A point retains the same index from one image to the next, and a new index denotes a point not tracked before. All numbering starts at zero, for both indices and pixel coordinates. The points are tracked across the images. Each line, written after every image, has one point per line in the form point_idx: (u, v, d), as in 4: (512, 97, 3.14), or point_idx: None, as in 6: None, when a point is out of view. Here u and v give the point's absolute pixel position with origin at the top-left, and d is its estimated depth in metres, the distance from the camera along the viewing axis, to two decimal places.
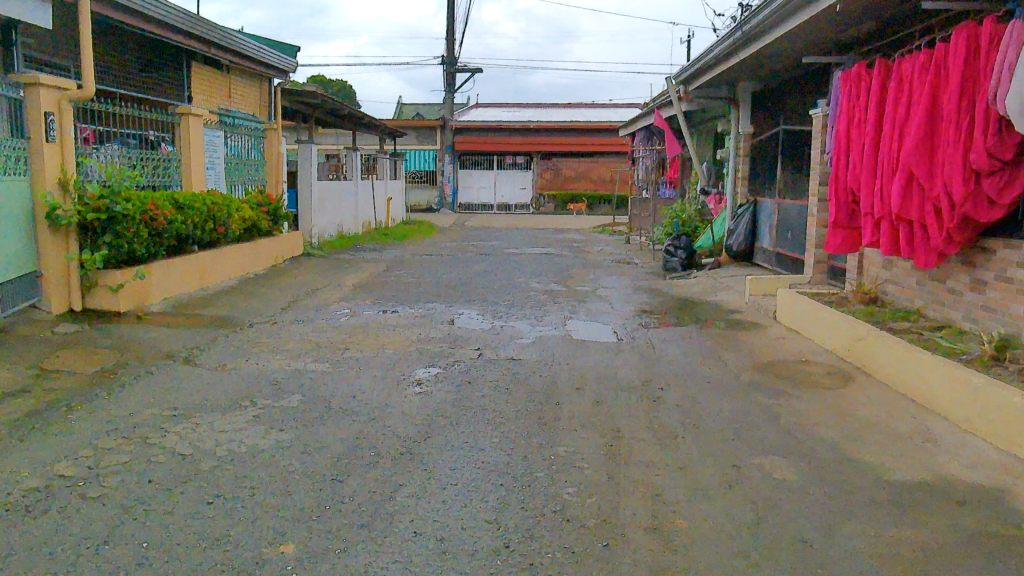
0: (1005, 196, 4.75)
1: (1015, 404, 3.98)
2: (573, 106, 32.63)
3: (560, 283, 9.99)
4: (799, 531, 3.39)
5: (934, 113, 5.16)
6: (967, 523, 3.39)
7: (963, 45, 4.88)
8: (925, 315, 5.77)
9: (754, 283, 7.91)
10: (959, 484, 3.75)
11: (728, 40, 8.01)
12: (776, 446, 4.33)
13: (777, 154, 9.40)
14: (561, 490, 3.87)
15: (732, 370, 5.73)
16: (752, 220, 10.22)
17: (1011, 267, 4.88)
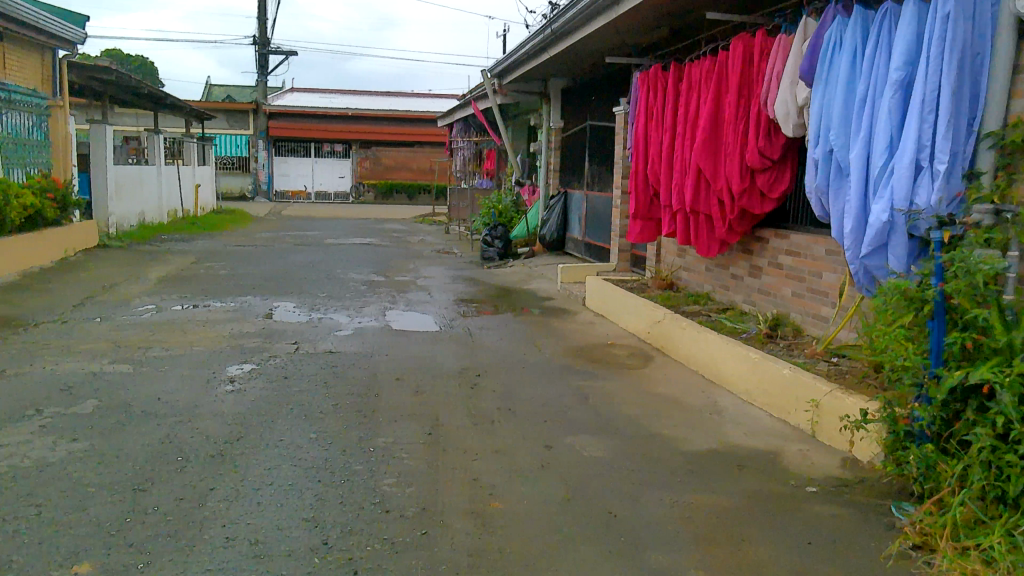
0: (774, 190, 5.33)
1: (784, 374, 4.51)
2: (392, 95, 32.31)
3: (382, 273, 9.91)
4: (606, 504, 3.64)
5: (717, 113, 5.67)
6: (746, 484, 3.81)
7: (740, 53, 5.41)
8: (713, 298, 6.35)
9: (566, 272, 8.30)
10: (740, 449, 4.20)
11: (538, 37, 8.28)
12: (585, 426, 4.60)
13: (585, 149, 9.88)
14: (380, 482, 3.88)
15: (546, 355, 5.99)
16: (563, 211, 10.69)
17: (780, 255, 5.49)
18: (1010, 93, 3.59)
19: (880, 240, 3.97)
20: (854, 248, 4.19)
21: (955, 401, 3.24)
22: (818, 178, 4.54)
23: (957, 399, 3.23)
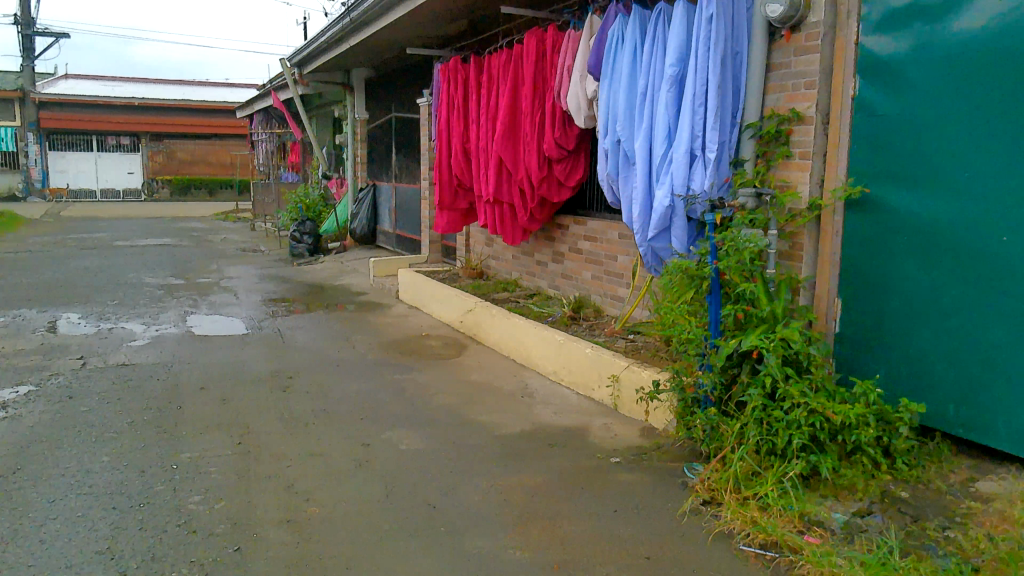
0: (571, 179, 5.60)
1: (586, 353, 4.76)
2: (185, 83, 30.14)
3: (181, 276, 9.24)
4: (425, 497, 3.66)
5: (515, 105, 5.85)
6: (556, 461, 3.98)
7: (534, 46, 5.61)
8: (520, 284, 6.56)
9: (378, 265, 8.20)
10: (550, 428, 4.38)
11: (337, 25, 8.06)
12: (401, 420, 4.59)
13: (391, 140, 9.80)
14: (185, 501, 3.63)
15: (360, 351, 5.89)
16: (372, 203, 10.54)
17: (579, 240, 5.77)
18: (764, 88, 4.01)
19: (664, 224, 4.29)
20: (642, 232, 4.49)
21: (731, 365, 3.56)
22: (608, 167, 4.81)
23: (733, 363, 3.55)
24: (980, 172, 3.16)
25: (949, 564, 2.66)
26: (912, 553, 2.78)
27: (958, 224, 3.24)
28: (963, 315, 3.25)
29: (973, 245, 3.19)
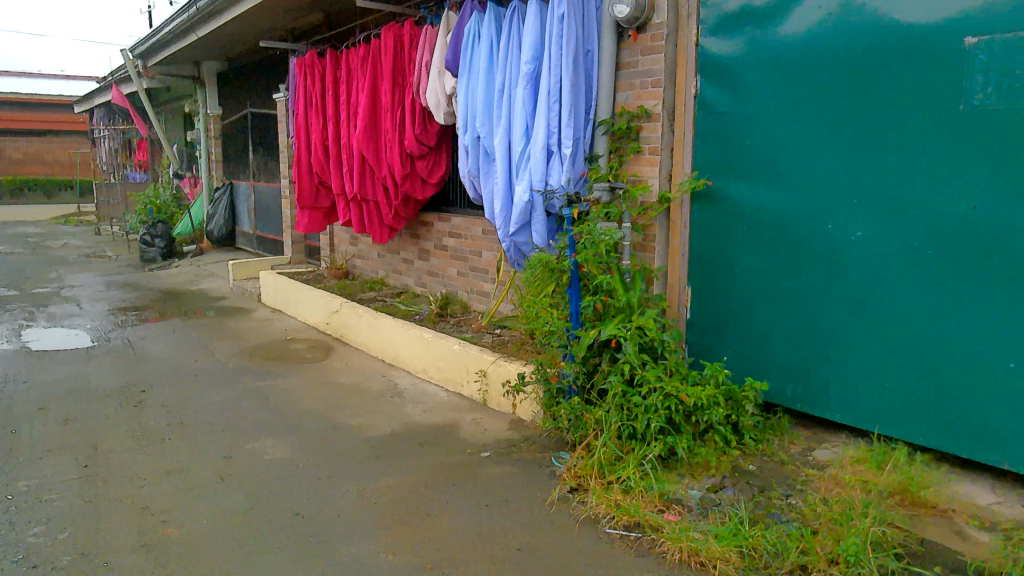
0: (433, 175, 5.59)
1: (454, 350, 4.77)
2: (13, 75, 27.58)
3: (15, 286, 8.47)
4: (292, 507, 3.54)
5: (375, 101, 5.76)
6: (428, 459, 3.95)
7: (391, 42, 5.55)
8: (387, 283, 6.49)
9: (237, 268, 7.87)
10: (419, 426, 4.35)
11: (182, 15, 7.63)
12: (264, 429, 4.42)
13: (247, 137, 9.41)
14: (24, 534, 3.33)
15: (220, 360, 5.63)
16: (229, 203, 10.10)
17: (444, 237, 5.76)
18: (615, 85, 4.15)
19: (525, 219, 4.36)
20: (504, 227, 4.55)
21: (592, 355, 3.65)
22: (469, 163, 4.84)
23: (594, 353, 3.65)
24: (803, 164, 3.42)
25: (791, 529, 2.81)
26: (759, 521, 2.91)
27: (787, 212, 3.50)
28: (794, 296, 3.51)
29: (800, 232, 3.46)
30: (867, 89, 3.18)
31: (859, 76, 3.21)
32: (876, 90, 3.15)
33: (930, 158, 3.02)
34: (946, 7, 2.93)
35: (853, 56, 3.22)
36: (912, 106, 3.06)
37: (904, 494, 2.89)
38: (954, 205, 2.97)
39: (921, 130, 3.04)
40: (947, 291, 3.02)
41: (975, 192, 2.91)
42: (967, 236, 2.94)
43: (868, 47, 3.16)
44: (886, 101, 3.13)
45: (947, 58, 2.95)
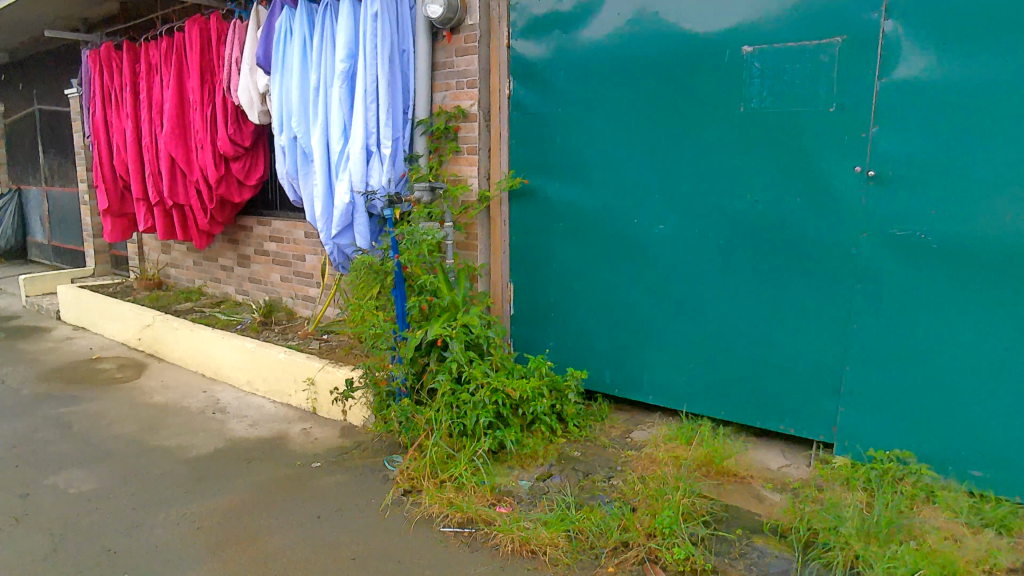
0: (250, 177, 5.34)
1: (279, 358, 4.59)
2: None
3: None
4: (103, 541, 3.22)
5: (182, 98, 5.42)
6: (255, 474, 3.75)
7: (196, 36, 5.24)
8: (205, 292, 6.13)
9: (30, 283, 7.11)
10: (246, 441, 4.15)
11: None
12: (68, 459, 4.03)
13: (36, 138, 8.52)
14: None
15: (12, 387, 5.05)
16: (18, 212, 9.10)
17: (264, 242, 5.53)
18: (431, 86, 4.16)
19: (347, 221, 4.28)
20: (326, 230, 4.44)
21: (421, 355, 3.65)
22: (286, 164, 4.68)
23: (423, 353, 3.65)
24: (609, 162, 3.63)
25: (614, 509, 2.94)
26: (585, 505, 3.00)
27: (597, 208, 3.69)
28: (607, 287, 3.71)
29: (608, 227, 3.66)
30: (660, 92, 3.42)
31: (652, 80, 3.44)
32: (668, 93, 3.40)
33: (717, 155, 3.30)
34: (723, 18, 3.20)
35: (647, 61, 3.44)
36: (699, 107, 3.32)
37: (710, 465, 3.12)
38: (738, 197, 3.26)
39: (708, 130, 3.31)
40: (735, 276, 3.31)
41: (752, 186, 3.22)
42: (750, 226, 3.24)
43: (660, 53, 3.40)
44: (677, 103, 3.38)
45: (727, 63, 3.22)
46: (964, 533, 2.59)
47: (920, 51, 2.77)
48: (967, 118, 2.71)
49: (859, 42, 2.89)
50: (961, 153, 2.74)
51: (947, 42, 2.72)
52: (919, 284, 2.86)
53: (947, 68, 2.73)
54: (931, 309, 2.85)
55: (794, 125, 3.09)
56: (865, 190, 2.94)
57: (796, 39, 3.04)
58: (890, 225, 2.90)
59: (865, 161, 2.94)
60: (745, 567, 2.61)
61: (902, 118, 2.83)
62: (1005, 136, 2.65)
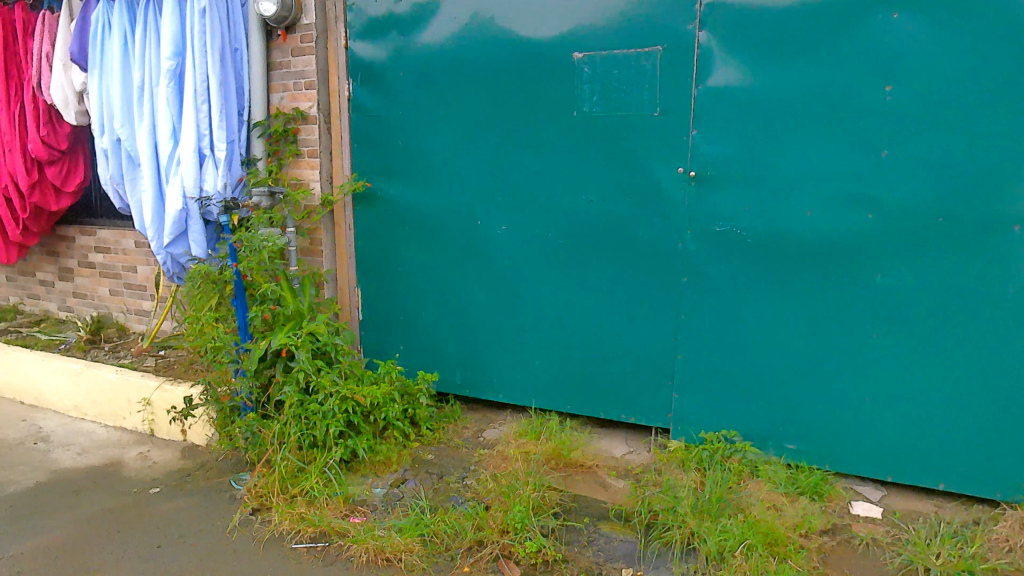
0: (69, 184, 4.92)
1: (110, 379, 4.28)
2: None
3: None
4: None
5: None
6: (86, 506, 3.46)
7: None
8: (21, 310, 5.60)
9: None
10: (75, 471, 3.83)
11: None
12: None
13: None
14: None
15: None
16: None
17: (89, 253, 5.13)
18: (268, 87, 4.02)
19: (179, 229, 4.03)
20: (156, 238, 4.16)
21: (266, 367, 3.52)
22: (109, 169, 4.35)
23: (268, 365, 3.52)
24: (451, 165, 3.65)
25: (468, 509, 2.97)
26: (439, 508, 3.01)
27: (441, 210, 3.71)
28: (455, 289, 3.75)
29: (454, 231, 3.70)
30: (498, 96, 3.48)
31: (490, 84, 3.49)
32: (505, 97, 3.47)
33: (554, 157, 3.41)
34: (557, 25, 3.30)
35: (483, 66, 3.49)
36: (535, 111, 3.42)
37: (558, 458, 3.23)
38: (575, 198, 3.39)
39: (545, 133, 3.42)
40: (575, 274, 3.44)
41: (586, 187, 3.36)
42: (587, 225, 3.38)
43: (496, 58, 3.46)
44: (514, 107, 3.46)
45: (560, 69, 3.33)
46: (782, 502, 2.84)
47: (731, 60, 2.99)
48: (772, 123, 2.96)
49: (679, 51, 3.08)
50: (768, 154, 2.98)
51: (754, 53, 2.95)
52: (737, 276, 3.09)
53: (755, 76, 2.96)
54: (748, 299, 3.09)
55: (623, 128, 3.24)
56: (688, 190, 3.14)
57: (623, 47, 3.19)
58: (710, 222, 3.11)
59: (687, 163, 3.14)
60: (594, 554, 2.73)
61: (717, 123, 3.05)
62: (799, 140, 2.92)
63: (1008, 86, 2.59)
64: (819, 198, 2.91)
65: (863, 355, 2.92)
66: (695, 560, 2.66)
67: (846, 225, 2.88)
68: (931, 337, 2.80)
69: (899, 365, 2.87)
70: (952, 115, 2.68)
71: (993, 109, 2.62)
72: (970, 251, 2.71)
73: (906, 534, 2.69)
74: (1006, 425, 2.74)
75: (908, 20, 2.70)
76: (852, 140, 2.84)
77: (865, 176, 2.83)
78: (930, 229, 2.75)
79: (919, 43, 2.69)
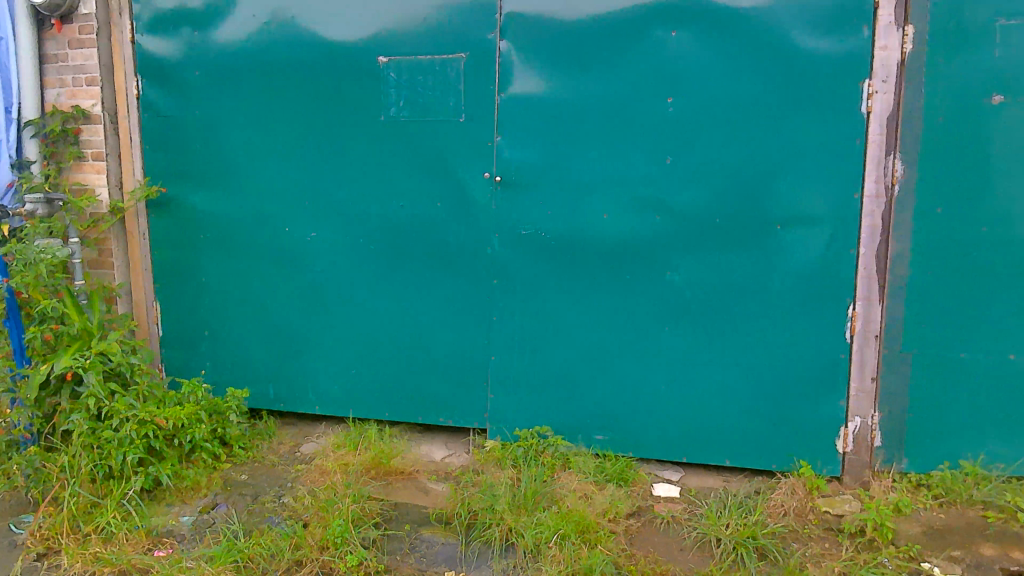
0: None
1: None
2: None
3: None
4: None
5: None
6: None
7: None
8: None
9: None
10: None
11: None
12: None
13: None
14: None
15: None
16: None
17: None
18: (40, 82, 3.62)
19: None
20: None
21: (49, 394, 3.19)
22: None
23: (52, 392, 3.20)
24: (254, 169, 3.49)
25: (284, 529, 2.85)
26: (253, 531, 2.88)
27: (245, 217, 3.54)
28: (263, 299, 3.59)
29: (261, 239, 3.54)
30: (301, 98, 3.38)
31: (291, 86, 3.38)
32: (308, 100, 3.37)
33: (361, 162, 3.37)
34: (361, 28, 3.26)
35: (284, 67, 3.37)
36: (340, 115, 3.35)
37: (378, 467, 3.22)
38: (384, 203, 3.37)
39: (352, 138, 3.36)
40: (389, 280, 3.42)
41: (397, 192, 3.34)
42: (397, 230, 3.37)
43: (297, 59, 3.35)
44: (318, 110, 3.37)
45: (365, 73, 3.29)
46: (592, 490, 3.01)
47: (531, 70, 3.11)
48: (569, 130, 3.10)
49: (482, 60, 3.16)
50: (567, 160, 3.13)
51: (551, 63, 3.08)
52: (543, 277, 3.22)
53: (553, 85, 3.09)
54: (554, 299, 3.22)
55: (429, 134, 3.26)
56: (494, 194, 3.23)
57: (427, 52, 3.21)
58: (517, 226, 3.21)
59: (492, 168, 3.22)
60: (416, 560, 2.73)
61: (520, 130, 3.15)
62: (596, 147, 3.09)
63: (768, 100, 2.90)
64: (614, 201, 3.10)
65: (659, 347, 3.15)
66: (513, 556, 2.74)
67: (638, 226, 3.09)
68: (713, 327, 3.08)
69: (688, 355, 3.13)
70: (726, 126, 2.95)
71: (757, 121, 2.92)
72: (742, 249, 3.00)
73: (700, 509, 2.95)
74: (777, 403, 3.07)
75: (685, 38, 2.94)
76: (641, 148, 3.05)
77: (655, 181, 3.05)
78: (709, 230, 3.02)
79: (694, 59, 2.94)
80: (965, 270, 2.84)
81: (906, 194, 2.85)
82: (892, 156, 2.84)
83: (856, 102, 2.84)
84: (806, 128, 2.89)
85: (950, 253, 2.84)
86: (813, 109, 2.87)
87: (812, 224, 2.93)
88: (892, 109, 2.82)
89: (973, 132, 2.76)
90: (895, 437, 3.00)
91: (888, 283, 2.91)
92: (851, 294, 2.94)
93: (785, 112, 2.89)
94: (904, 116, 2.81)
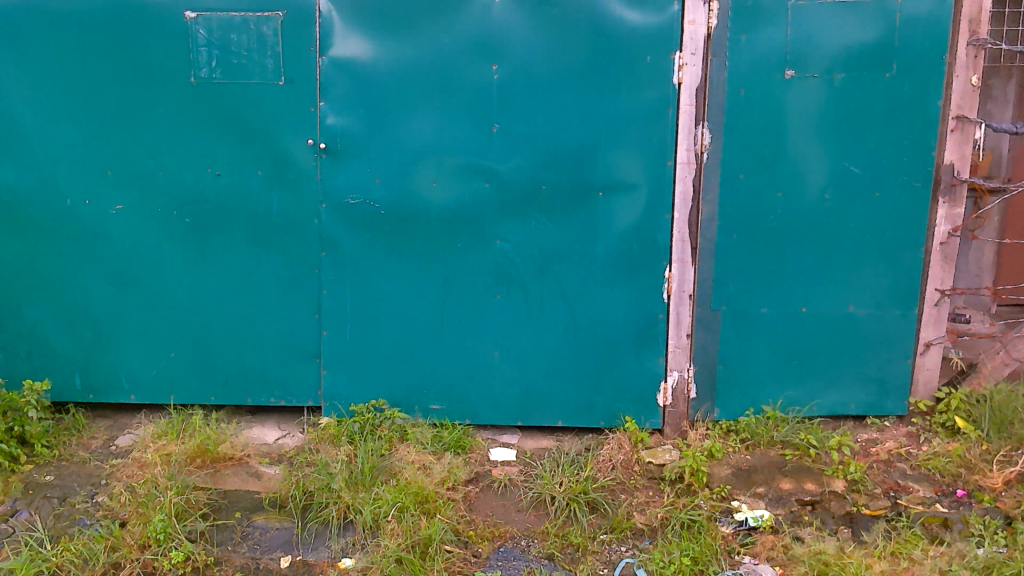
0: None
1: None
2: None
3: None
4: None
5: None
6: None
7: None
8: None
9: None
10: None
11: None
12: None
13: None
14: None
15: None
16: None
17: None
18: None
19: None
20: None
21: None
22: None
23: None
24: (42, 135, 3.12)
25: (99, 530, 2.64)
26: (62, 536, 2.65)
27: (36, 189, 3.17)
28: (63, 279, 3.26)
29: (54, 213, 3.19)
30: (93, 55, 3.04)
31: (82, 41, 3.03)
32: (102, 57, 3.04)
33: (168, 128, 3.10)
34: None
35: (72, 19, 3.01)
36: (141, 75, 3.06)
37: (203, 455, 3.05)
38: (198, 172, 3.13)
39: (156, 101, 3.08)
40: (205, 253, 3.20)
41: (210, 159, 3.12)
42: (213, 201, 3.15)
43: (86, 11, 3.01)
44: (116, 70, 3.05)
45: (168, 29, 3.01)
46: (431, 460, 3.04)
47: (352, 32, 2.98)
48: (395, 96, 3.02)
49: (300, 21, 2.99)
50: (393, 127, 3.05)
51: (373, 26, 2.97)
52: (373, 247, 3.15)
53: (375, 49, 2.99)
54: (385, 270, 3.17)
55: (245, 99, 3.06)
56: (319, 162, 3.09)
57: (239, 10, 3.00)
58: (343, 194, 3.11)
59: (316, 135, 3.08)
60: (250, 549, 2.64)
61: (343, 95, 3.03)
62: (422, 114, 3.04)
63: (588, 69, 2.97)
64: (442, 168, 3.07)
65: (491, 312, 3.20)
66: (353, 533, 2.72)
67: (468, 194, 3.08)
68: (542, 291, 3.16)
69: (519, 319, 3.20)
70: (548, 93, 3.00)
71: (578, 88, 2.99)
72: (568, 215, 3.09)
73: (535, 469, 3.05)
74: (602, 363, 3.22)
75: (507, 4, 2.94)
76: (468, 114, 3.03)
77: (482, 147, 3.05)
78: (536, 197, 3.07)
79: (516, 26, 2.95)
80: (763, 233, 3.09)
81: (713, 162, 3.04)
82: (700, 126, 3.02)
83: (667, 73, 2.97)
84: (624, 96, 2.99)
85: (750, 218, 3.08)
86: (629, 78, 2.97)
87: (631, 191, 3.06)
88: (700, 81, 2.98)
89: (769, 104, 2.98)
90: (707, 389, 3.24)
91: (700, 246, 3.11)
92: (667, 257, 3.12)
93: (604, 80, 2.98)
94: (711, 88, 2.98)
